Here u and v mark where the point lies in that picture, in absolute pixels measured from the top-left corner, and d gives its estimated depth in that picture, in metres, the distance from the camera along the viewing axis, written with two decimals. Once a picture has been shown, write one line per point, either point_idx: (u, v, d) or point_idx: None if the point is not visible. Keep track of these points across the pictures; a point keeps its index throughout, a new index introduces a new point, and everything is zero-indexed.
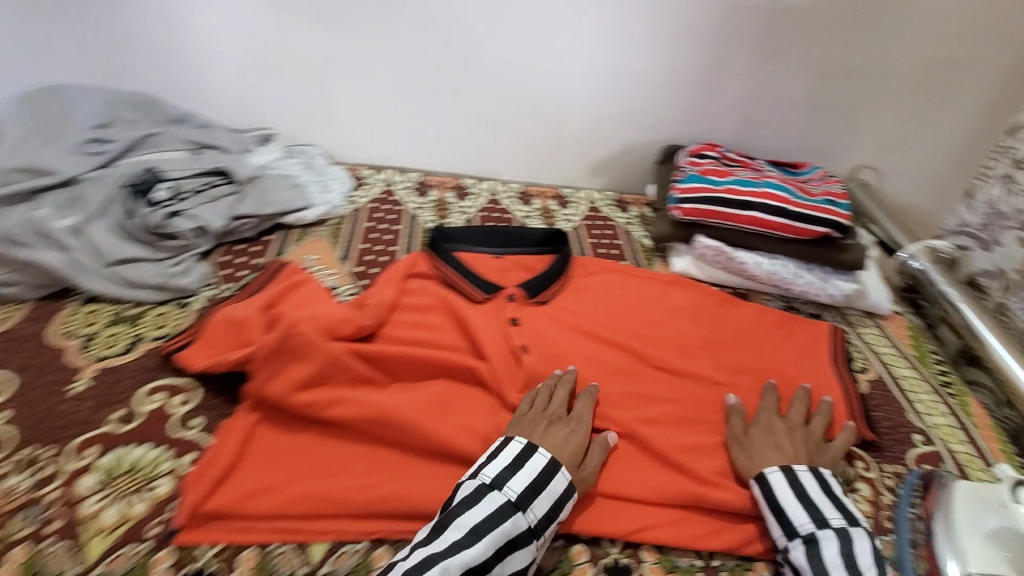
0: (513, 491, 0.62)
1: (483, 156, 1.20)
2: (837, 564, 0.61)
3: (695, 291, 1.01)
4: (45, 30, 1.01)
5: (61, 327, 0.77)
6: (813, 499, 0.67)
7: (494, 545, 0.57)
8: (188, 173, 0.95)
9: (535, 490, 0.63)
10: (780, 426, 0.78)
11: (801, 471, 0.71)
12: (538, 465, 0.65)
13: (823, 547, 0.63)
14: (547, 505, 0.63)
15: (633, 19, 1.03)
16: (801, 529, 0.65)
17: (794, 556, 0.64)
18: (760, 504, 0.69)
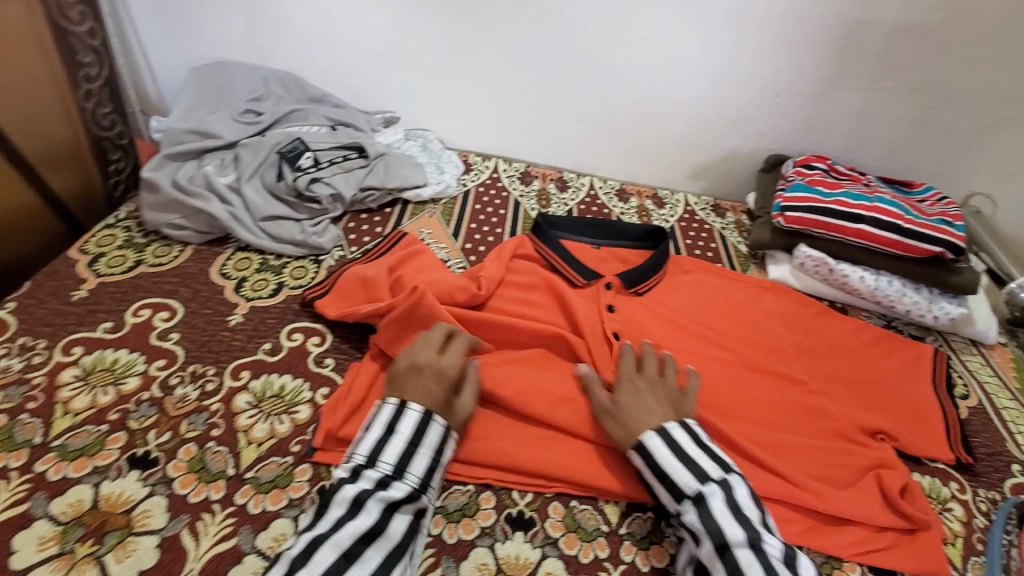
0: (389, 462, 0.61)
1: (586, 152, 1.25)
2: (727, 515, 0.60)
3: (791, 299, 1.02)
4: (215, 12, 1.14)
5: (220, 268, 0.89)
6: (690, 458, 0.65)
7: (381, 505, 0.58)
8: (328, 146, 1.06)
9: (414, 445, 0.63)
10: (642, 386, 0.75)
11: (670, 429, 0.68)
12: (409, 427, 0.64)
13: (711, 505, 0.61)
14: (428, 454, 0.64)
15: (757, 27, 1.04)
16: (687, 490, 0.63)
17: (687, 520, 0.62)
18: (645, 475, 0.67)
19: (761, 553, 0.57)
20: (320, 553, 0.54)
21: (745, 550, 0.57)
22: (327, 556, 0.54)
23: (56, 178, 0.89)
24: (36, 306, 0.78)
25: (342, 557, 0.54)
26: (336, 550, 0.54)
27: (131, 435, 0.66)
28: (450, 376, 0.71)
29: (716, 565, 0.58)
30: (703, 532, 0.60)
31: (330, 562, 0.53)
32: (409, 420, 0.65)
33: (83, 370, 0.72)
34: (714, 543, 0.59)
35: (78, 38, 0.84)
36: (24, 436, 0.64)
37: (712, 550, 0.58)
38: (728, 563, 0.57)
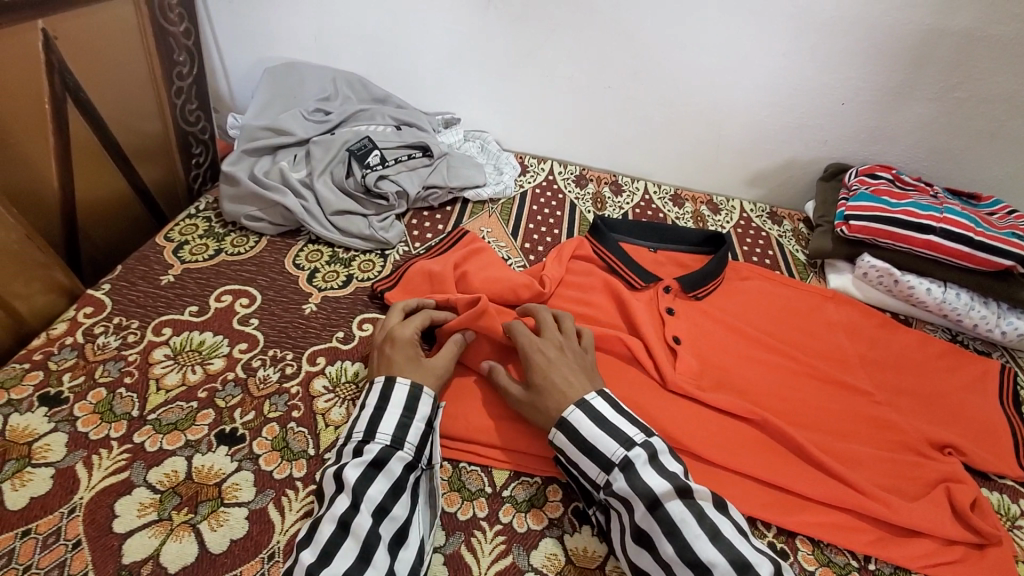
0: (361, 429, 0.63)
1: (641, 156, 1.27)
2: (652, 472, 0.59)
3: (853, 310, 1.00)
4: (290, 15, 1.19)
5: (293, 258, 0.93)
6: (610, 424, 0.63)
7: (360, 468, 0.59)
8: (394, 145, 1.09)
9: (382, 407, 0.65)
10: (551, 353, 0.71)
11: (590, 400, 0.66)
12: (373, 399, 0.66)
13: (639, 468, 0.59)
14: (398, 413, 0.64)
15: (828, 34, 1.03)
16: (614, 457, 0.61)
17: (618, 487, 0.60)
18: (567, 451, 0.64)
19: (694, 505, 0.57)
20: (321, 528, 0.55)
21: (677, 503, 0.57)
22: (327, 529, 0.55)
23: (146, 169, 0.94)
24: (128, 288, 0.82)
25: (337, 526, 0.55)
26: (331, 522, 0.55)
27: (219, 412, 0.69)
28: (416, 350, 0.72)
29: (653, 525, 0.57)
30: (633, 494, 0.59)
31: (330, 533, 0.55)
32: (402, 391, 0.66)
33: (173, 349, 0.75)
34: (645, 503, 0.58)
35: (176, 38, 0.91)
36: (122, 409, 0.68)
37: (644, 510, 0.57)
38: (662, 518, 0.56)
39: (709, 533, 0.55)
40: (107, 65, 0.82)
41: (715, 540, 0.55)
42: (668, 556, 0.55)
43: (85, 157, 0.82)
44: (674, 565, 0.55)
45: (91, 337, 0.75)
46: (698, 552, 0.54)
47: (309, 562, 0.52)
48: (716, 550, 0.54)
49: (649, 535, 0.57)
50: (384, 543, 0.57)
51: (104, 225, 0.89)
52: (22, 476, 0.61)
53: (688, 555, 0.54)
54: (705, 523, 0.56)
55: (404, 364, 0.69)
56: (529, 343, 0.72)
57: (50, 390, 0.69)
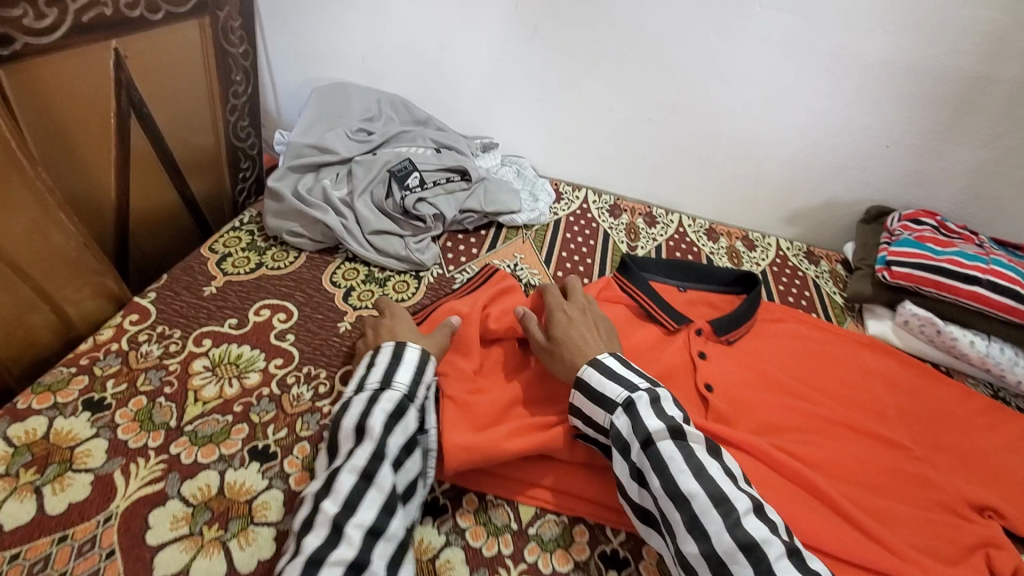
0: (378, 380, 0.68)
1: (677, 189, 1.26)
2: (652, 414, 0.64)
3: (890, 360, 0.98)
4: (339, 36, 1.22)
5: (331, 276, 0.94)
6: (619, 374, 0.69)
7: (383, 418, 0.64)
8: (434, 167, 1.10)
9: (397, 362, 0.71)
10: (574, 318, 0.81)
11: (604, 357, 0.73)
12: (385, 358, 0.72)
13: (640, 409, 0.64)
14: (410, 369, 0.70)
15: (876, 78, 1.03)
16: (618, 400, 0.67)
17: (620, 427, 0.65)
18: (581, 399, 0.69)
19: (685, 446, 0.61)
20: (339, 481, 0.58)
21: (668, 441, 0.61)
22: (348, 480, 0.58)
23: (196, 181, 0.97)
24: (173, 297, 0.84)
25: (360, 475, 0.59)
26: (353, 474, 0.59)
27: (253, 427, 0.70)
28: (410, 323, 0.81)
29: (645, 461, 0.61)
30: (631, 433, 0.63)
31: (351, 485, 0.58)
32: (414, 352, 0.73)
33: (211, 361, 0.77)
34: (641, 440, 0.62)
35: (235, 59, 0.94)
36: (161, 418, 0.69)
37: (638, 446, 0.62)
38: (652, 456, 0.61)
39: (694, 470, 0.59)
40: (172, 79, 0.85)
41: (698, 475, 0.59)
42: (657, 489, 0.59)
43: (141, 163, 0.85)
44: (660, 498, 0.59)
45: (135, 345, 0.77)
46: (680, 484, 0.58)
47: (334, 512, 0.56)
48: (697, 484, 0.58)
49: (642, 472, 0.62)
50: (400, 495, 0.61)
51: (152, 230, 0.92)
52: (62, 481, 0.62)
53: (671, 487, 0.59)
54: (690, 460, 0.59)
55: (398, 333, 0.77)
56: (558, 308, 0.82)
57: (93, 395, 0.70)
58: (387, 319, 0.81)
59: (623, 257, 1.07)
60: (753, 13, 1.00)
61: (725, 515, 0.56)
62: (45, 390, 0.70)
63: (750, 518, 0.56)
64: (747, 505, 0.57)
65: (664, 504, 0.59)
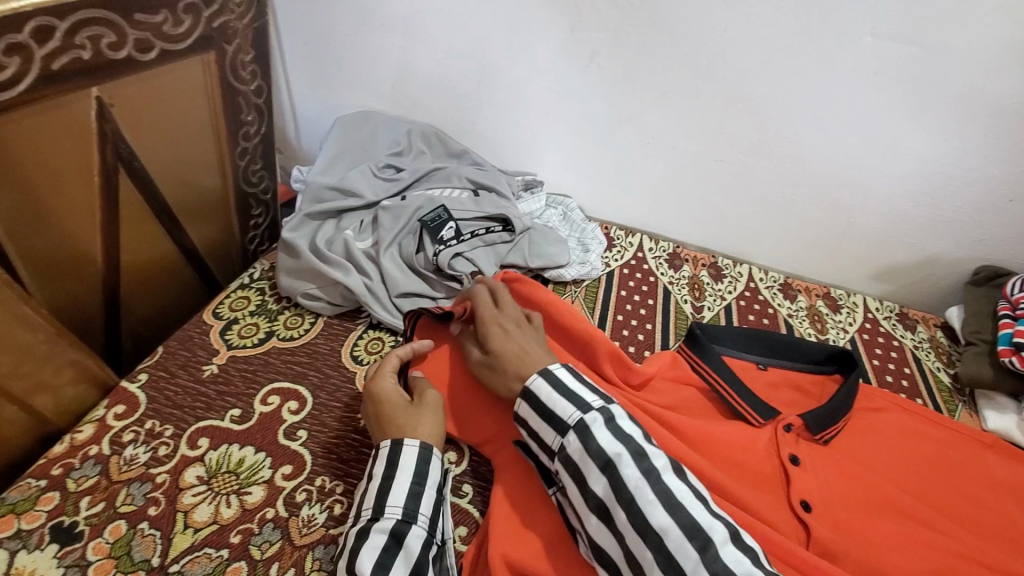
0: (370, 505, 0.57)
1: (748, 238, 1.10)
2: (608, 434, 0.56)
3: (1019, 466, 0.80)
4: (368, 59, 1.09)
5: (351, 348, 0.81)
6: (570, 388, 0.61)
7: (374, 557, 0.52)
8: (472, 215, 0.95)
9: (390, 477, 0.58)
10: (510, 327, 0.72)
11: (552, 368, 0.64)
12: (379, 465, 0.60)
13: (595, 431, 0.57)
14: (407, 480, 0.58)
15: (1006, 122, 0.86)
16: (569, 420, 0.58)
17: (572, 451, 0.57)
18: (529, 420, 0.62)
19: (650, 470, 0.54)
20: None
21: (631, 468, 0.54)
22: None
23: (197, 232, 0.85)
24: (167, 382, 0.72)
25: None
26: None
27: (253, 567, 0.57)
28: (401, 399, 0.66)
29: (606, 489, 0.54)
30: (586, 457, 0.56)
31: None
32: (411, 457, 0.60)
33: (207, 469, 0.64)
34: (599, 465, 0.55)
35: (246, 97, 0.81)
36: (142, 555, 0.57)
37: (597, 472, 0.55)
38: (617, 487, 0.53)
39: (664, 500, 0.51)
40: (168, 126, 0.73)
41: (670, 508, 0.51)
42: (621, 525, 0.52)
43: (131, 221, 0.73)
44: (626, 535, 0.51)
45: (119, 447, 0.65)
46: (649, 518, 0.50)
47: None
48: (669, 517, 0.51)
49: (605, 506, 0.53)
50: None
51: (146, 290, 0.80)
52: None
53: (640, 522, 0.51)
54: (658, 489, 0.52)
55: (387, 427, 0.63)
56: (491, 317, 0.73)
57: (64, 519, 0.58)
58: (375, 403, 0.65)
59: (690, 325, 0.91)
60: (860, 45, 0.84)
61: (703, 550, 0.48)
62: (6, 511, 0.58)
63: (728, 547, 0.49)
64: (724, 534, 0.50)
65: (631, 541, 0.51)
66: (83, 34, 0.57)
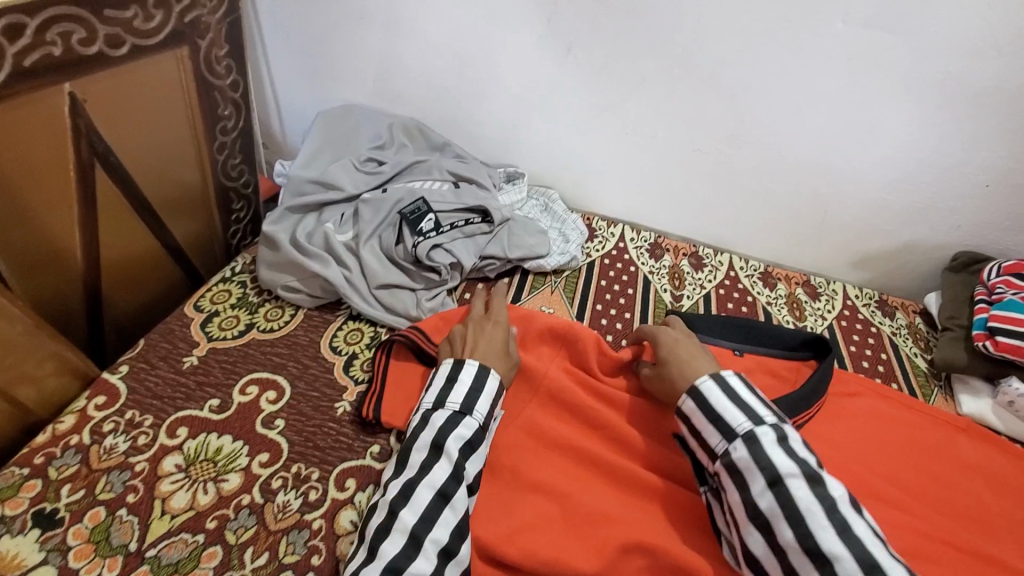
0: (457, 401, 0.67)
1: (727, 227, 1.11)
2: (780, 453, 0.58)
3: (990, 448, 0.81)
4: (349, 53, 1.09)
5: (331, 340, 0.82)
6: (742, 399, 0.63)
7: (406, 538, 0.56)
8: (451, 207, 0.96)
9: (477, 390, 0.68)
10: (680, 337, 0.75)
11: (726, 375, 0.66)
12: (469, 375, 0.69)
13: (766, 446, 0.58)
14: (488, 397, 0.69)
15: (980, 107, 0.86)
16: (738, 428, 0.60)
17: (737, 457, 0.59)
18: (693, 417, 0.64)
19: (824, 497, 0.55)
20: None
21: (804, 491, 0.55)
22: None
23: (178, 227, 0.86)
24: (147, 373, 0.73)
25: (439, 496, 0.60)
26: (432, 489, 0.60)
27: (228, 551, 0.59)
28: (501, 339, 0.76)
29: (772, 503, 0.56)
30: (754, 467, 0.58)
31: None
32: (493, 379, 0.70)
33: (185, 458, 0.65)
34: (766, 479, 0.56)
35: (221, 92, 0.82)
36: (120, 539, 0.58)
37: (763, 485, 0.56)
38: (785, 502, 0.55)
39: (838, 528, 0.53)
40: (145, 121, 0.74)
41: (843, 536, 0.52)
42: (785, 542, 0.54)
43: (111, 217, 0.74)
44: (790, 552, 0.54)
45: (99, 437, 0.66)
46: (821, 543, 0.52)
47: None
48: (842, 545, 0.52)
49: (767, 520, 0.56)
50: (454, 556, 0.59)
51: (130, 285, 0.82)
52: None
53: (809, 544, 0.53)
54: (834, 516, 0.53)
55: (486, 344, 0.74)
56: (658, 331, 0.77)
57: (46, 506, 0.60)
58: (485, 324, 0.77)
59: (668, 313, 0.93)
60: (834, 31, 0.84)
61: None
62: None
63: None
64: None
65: (796, 558, 0.53)
66: (54, 30, 0.58)
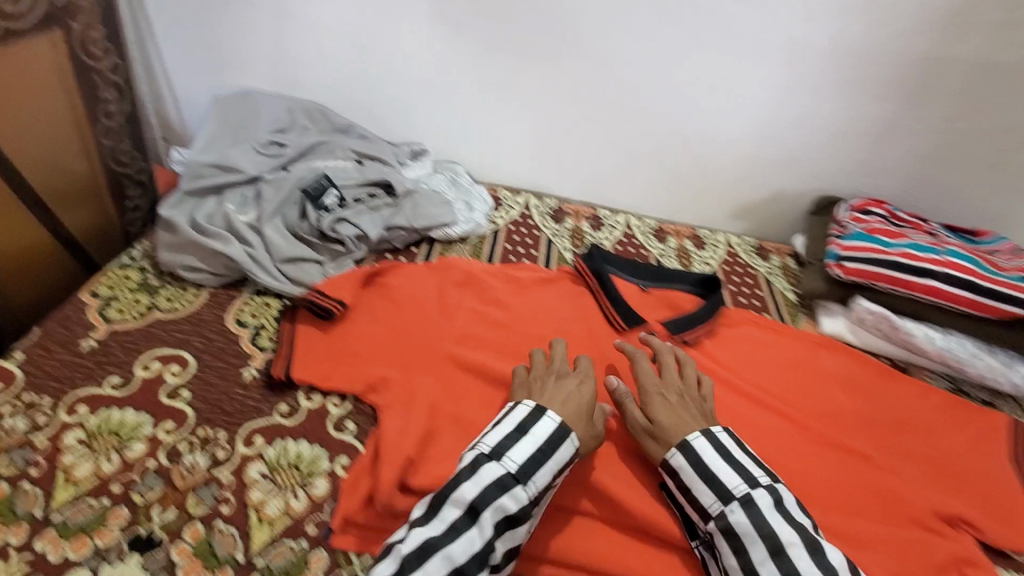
0: (517, 462, 0.61)
1: (622, 189, 1.19)
2: (779, 518, 0.62)
3: (846, 358, 0.92)
4: (242, 40, 1.10)
5: (236, 314, 0.83)
6: (738, 460, 0.67)
7: None
8: (354, 182, 1.00)
9: (545, 453, 0.63)
10: (672, 395, 0.75)
11: (715, 431, 0.70)
12: (543, 433, 0.64)
13: (766, 510, 0.62)
14: (546, 459, 0.63)
15: (821, 64, 0.98)
16: (735, 491, 0.64)
17: (733, 521, 0.63)
18: (683, 474, 0.67)
19: (823, 562, 0.59)
20: None
21: (805, 559, 0.59)
22: None
23: (70, 216, 0.86)
24: (43, 357, 0.72)
25: (454, 573, 0.55)
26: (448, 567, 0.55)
27: (134, 511, 0.60)
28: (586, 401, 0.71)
29: (773, 571, 0.59)
30: (754, 534, 0.61)
31: None
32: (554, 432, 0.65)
33: (87, 432, 0.66)
34: (767, 547, 0.60)
35: (100, 74, 0.83)
36: (25, 508, 0.59)
37: (765, 553, 0.60)
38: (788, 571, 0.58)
39: None
40: (19, 106, 0.73)
41: None
42: None
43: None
44: None
45: None
46: None
47: None
48: None
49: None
50: None
51: (22, 278, 0.80)
52: None
53: None
54: None
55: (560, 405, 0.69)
56: (653, 385, 0.76)
57: None
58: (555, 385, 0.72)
59: (587, 248, 1.04)
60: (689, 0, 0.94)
61: None
62: None
63: None
64: None
65: None
66: None
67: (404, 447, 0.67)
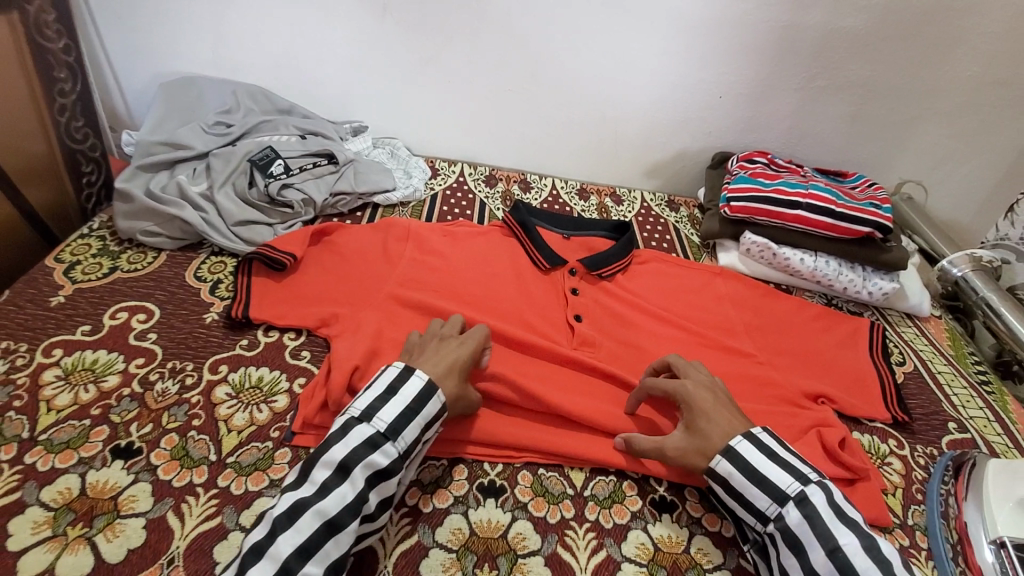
0: (384, 422, 0.64)
1: (547, 155, 1.33)
2: (831, 514, 0.62)
3: (738, 282, 1.08)
4: (182, 28, 1.17)
5: (195, 271, 0.92)
6: (787, 461, 0.67)
7: None
8: (298, 154, 1.10)
9: (412, 411, 0.66)
10: (707, 396, 0.75)
11: (758, 432, 0.70)
12: (411, 391, 0.67)
13: (817, 505, 0.62)
14: (412, 415, 0.66)
15: (703, 35, 1.13)
16: (789, 491, 0.64)
17: (790, 522, 0.63)
18: (733, 479, 0.67)
19: (873, 547, 0.59)
20: None
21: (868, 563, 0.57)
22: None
23: (26, 192, 0.92)
24: (15, 311, 0.79)
25: (326, 525, 0.57)
26: (319, 518, 0.57)
27: (114, 428, 0.69)
28: (456, 359, 0.74)
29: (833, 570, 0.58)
30: (809, 531, 0.61)
31: None
32: (419, 386, 0.68)
33: (64, 370, 0.74)
34: (825, 548, 0.59)
35: (54, 55, 0.90)
36: (12, 432, 0.66)
37: (823, 552, 0.59)
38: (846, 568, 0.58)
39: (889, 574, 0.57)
40: None
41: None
42: None
43: None
44: None
45: None
46: None
47: None
48: None
49: None
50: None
51: None
52: None
53: None
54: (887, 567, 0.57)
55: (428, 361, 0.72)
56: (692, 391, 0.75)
57: None
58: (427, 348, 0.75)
59: (512, 205, 1.16)
60: None
61: None
62: None
63: None
64: None
65: None
66: None
67: (352, 359, 0.77)
